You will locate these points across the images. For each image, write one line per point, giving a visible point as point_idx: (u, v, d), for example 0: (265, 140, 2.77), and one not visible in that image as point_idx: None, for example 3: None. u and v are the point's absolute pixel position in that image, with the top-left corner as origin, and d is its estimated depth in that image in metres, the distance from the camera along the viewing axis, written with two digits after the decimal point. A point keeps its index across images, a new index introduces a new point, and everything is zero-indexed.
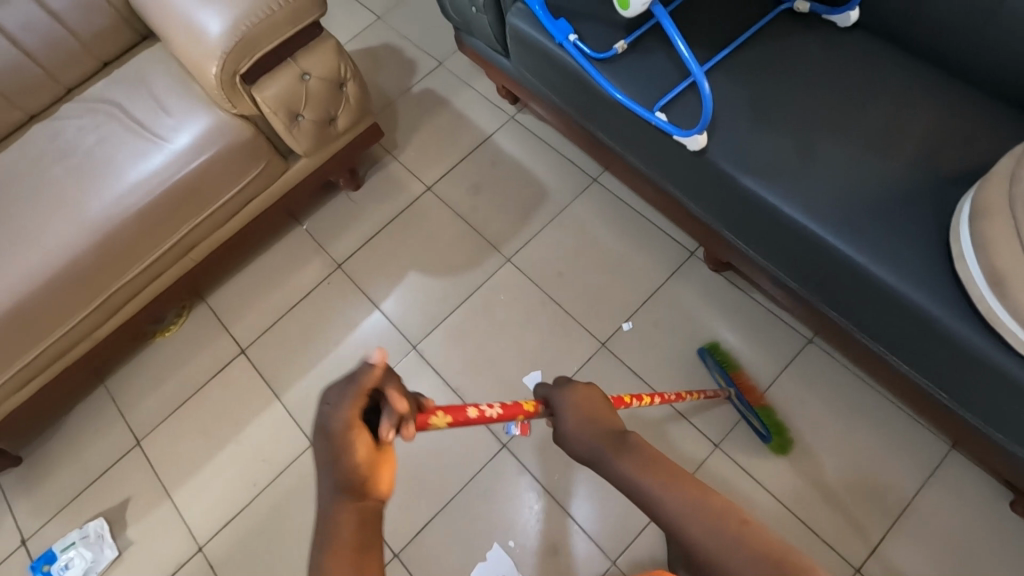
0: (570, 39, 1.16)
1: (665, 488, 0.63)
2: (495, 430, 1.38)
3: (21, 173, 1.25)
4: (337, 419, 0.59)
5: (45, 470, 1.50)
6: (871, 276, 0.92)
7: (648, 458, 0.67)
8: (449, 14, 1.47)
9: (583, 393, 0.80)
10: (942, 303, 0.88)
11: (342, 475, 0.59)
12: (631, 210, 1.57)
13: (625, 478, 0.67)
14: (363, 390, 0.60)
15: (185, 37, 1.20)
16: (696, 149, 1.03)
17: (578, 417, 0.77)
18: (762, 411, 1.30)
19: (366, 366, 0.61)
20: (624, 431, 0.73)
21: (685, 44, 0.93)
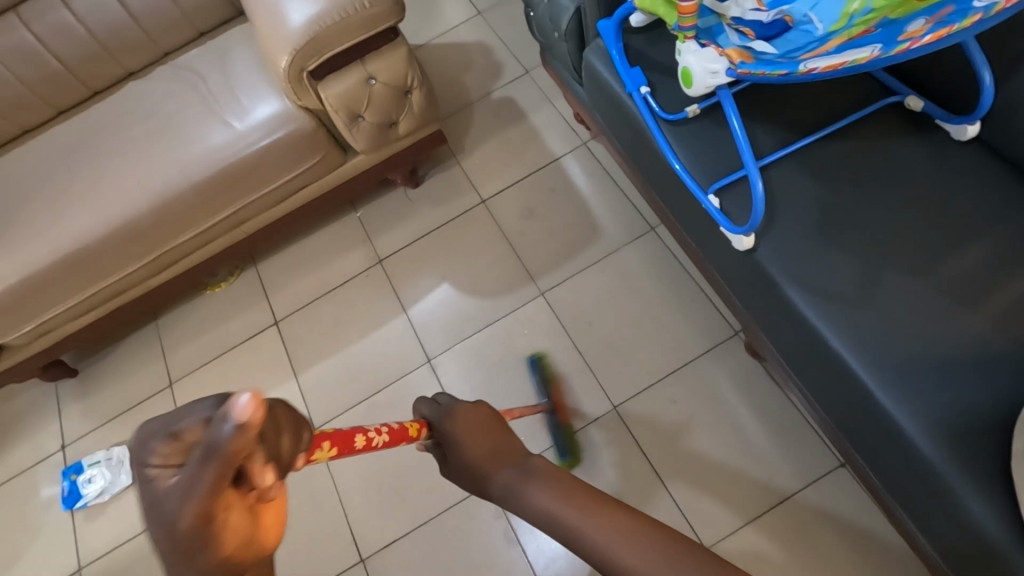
0: (641, 91, 1.07)
1: (588, 517, 0.59)
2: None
3: (110, 127, 1.37)
4: (186, 518, 0.40)
5: (91, 388, 1.66)
6: (890, 422, 0.81)
7: (562, 483, 0.65)
8: (534, 32, 1.40)
9: (477, 414, 0.83)
10: (952, 460, 0.76)
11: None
12: (682, 271, 1.46)
13: (544, 507, 0.63)
14: (225, 469, 0.40)
15: (266, 20, 1.22)
16: (742, 248, 0.94)
17: (474, 444, 0.77)
18: (566, 430, 1.37)
19: (227, 430, 0.40)
20: (524, 451, 0.73)
21: (739, 120, 0.89)
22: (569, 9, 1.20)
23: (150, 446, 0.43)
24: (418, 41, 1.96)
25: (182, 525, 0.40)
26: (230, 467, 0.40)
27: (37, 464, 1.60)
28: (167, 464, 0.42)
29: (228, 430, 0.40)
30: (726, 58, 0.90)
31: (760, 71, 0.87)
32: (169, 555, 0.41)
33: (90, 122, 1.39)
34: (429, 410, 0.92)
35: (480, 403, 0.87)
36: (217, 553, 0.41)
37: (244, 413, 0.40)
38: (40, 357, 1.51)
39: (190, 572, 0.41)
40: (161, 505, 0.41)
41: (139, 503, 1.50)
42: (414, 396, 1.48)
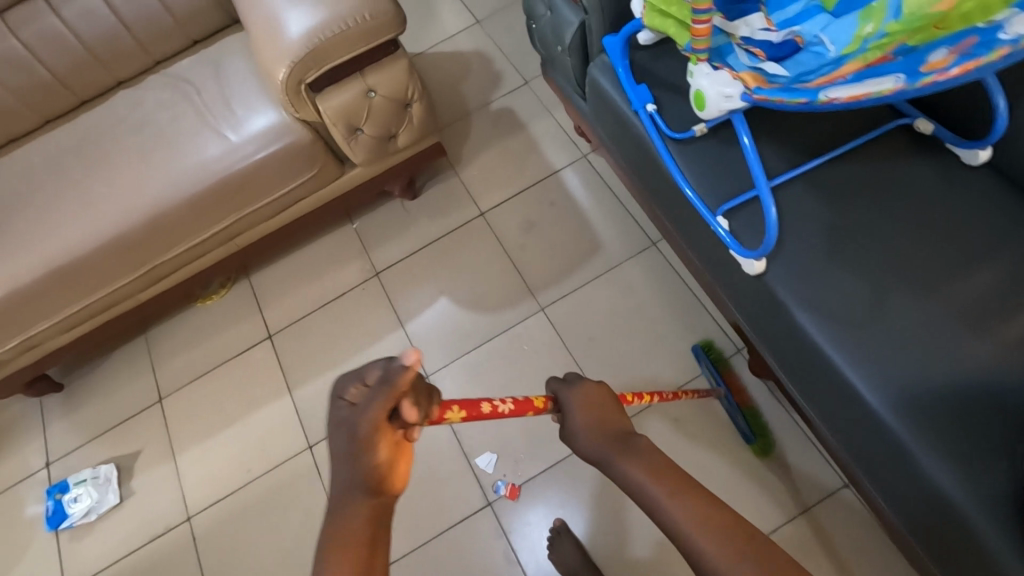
0: (647, 110, 1.05)
1: (668, 498, 0.63)
2: (478, 470, 1.35)
3: (100, 137, 1.33)
4: (366, 422, 0.59)
5: (77, 403, 1.61)
6: (858, 399, 0.83)
7: (654, 460, 0.69)
8: (535, 44, 1.38)
9: (596, 397, 0.80)
10: (921, 434, 0.79)
11: (365, 471, 0.60)
12: (684, 287, 1.45)
13: (634, 481, 0.67)
14: (395, 393, 0.59)
15: (263, 30, 1.18)
16: (752, 272, 0.92)
17: (584, 412, 0.78)
18: (749, 411, 1.29)
19: (398, 367, 0.59)
20: (630, 433, 0.75)
21: (749, 137, 0.89)
22: (573, 23, 1.18)
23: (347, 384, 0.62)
24: (415, 49, 1.93)
25: (361, 425, 0.59)
26: (397, 394, 0.59)
27: (20, 482, 1.54)
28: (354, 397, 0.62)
29: (400, 365, 0.59)
30: (741, 83, 0.91)
31: (778, 97, 0.87)
32: (345, 449, 0.61)
33: (80, 131, 1.35)
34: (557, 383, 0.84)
35: (602, 384, 0.84)
36: (372, 455, 0.60)
37: (409, 356, 0.58)
38: (26, 371, 1.47)
39: (360, 462, 0.60)
40: (348, 413, 0.61)
41: (127, 523, 1.46)
42: None
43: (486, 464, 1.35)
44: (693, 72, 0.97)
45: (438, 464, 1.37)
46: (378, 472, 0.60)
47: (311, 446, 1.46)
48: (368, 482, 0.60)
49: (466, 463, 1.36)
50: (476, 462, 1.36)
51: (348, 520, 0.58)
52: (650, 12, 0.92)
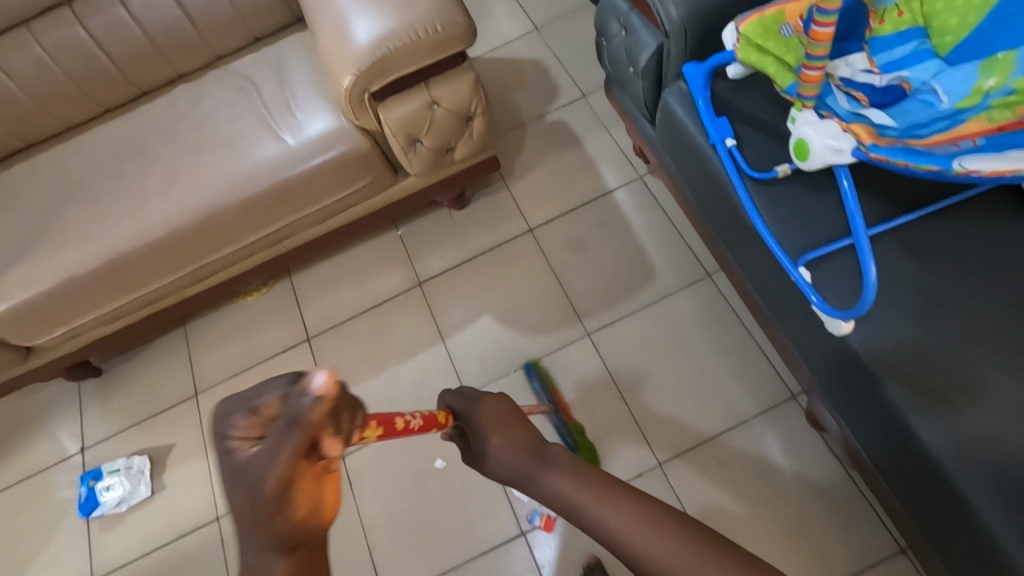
0: (726, 144, 0.99)
1: (599, 503, 0.59)
2: (511, 497, 1.32)
3: (158, 132, 1.32)
4: (273, 474, 0.50)
5: (114, 390, 1.62)
6: (898, 419, 0.83)
7: (579, 468, 0.64)
8: (603, 62, 1.34)
9: (498, 408, 0.77)
10: (917, 413, 0.81)
11: (279, 527, 0.50)
12: (738, 324, 1.40)
13: (559, 493, 0.62)
14: (309, 431, 0.51)
15: (329, 34, 1.15)
16: (836, 332, 0.86)
17: (488, 423, 0.76)
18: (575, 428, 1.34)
19: (307, 403, 0.51)
20: (543, 442, 0.70)
21: (848, 180, 0.82)
22: (650, 47, 1.14)
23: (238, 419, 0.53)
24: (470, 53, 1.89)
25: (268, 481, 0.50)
26: (311, 434, 0.51)
27: (54, 465, 1.55)
28: (248, 434, 0.53)
29: (308, 403, 0.51)
30: (854, 136, 0.81)
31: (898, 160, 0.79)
32: (251, 509, 0.51)
33: (137, 123, 1.34)
34: (452, 399, 0.88)
35: (505, 395, 0.81)
36: (291, 510, 0.51)
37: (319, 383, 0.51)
38: (68, 358, 1.47)
39: (272, 520, 0.50)
40: (251, 465, 0.51)
41: (156, 517, 1.46)
42: None
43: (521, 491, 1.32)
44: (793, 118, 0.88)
45: (471, 488, 1.34)
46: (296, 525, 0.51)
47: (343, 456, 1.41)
48: (287, 539, 0.50)
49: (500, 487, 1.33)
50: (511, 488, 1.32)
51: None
52: (745, 47, 0.89)
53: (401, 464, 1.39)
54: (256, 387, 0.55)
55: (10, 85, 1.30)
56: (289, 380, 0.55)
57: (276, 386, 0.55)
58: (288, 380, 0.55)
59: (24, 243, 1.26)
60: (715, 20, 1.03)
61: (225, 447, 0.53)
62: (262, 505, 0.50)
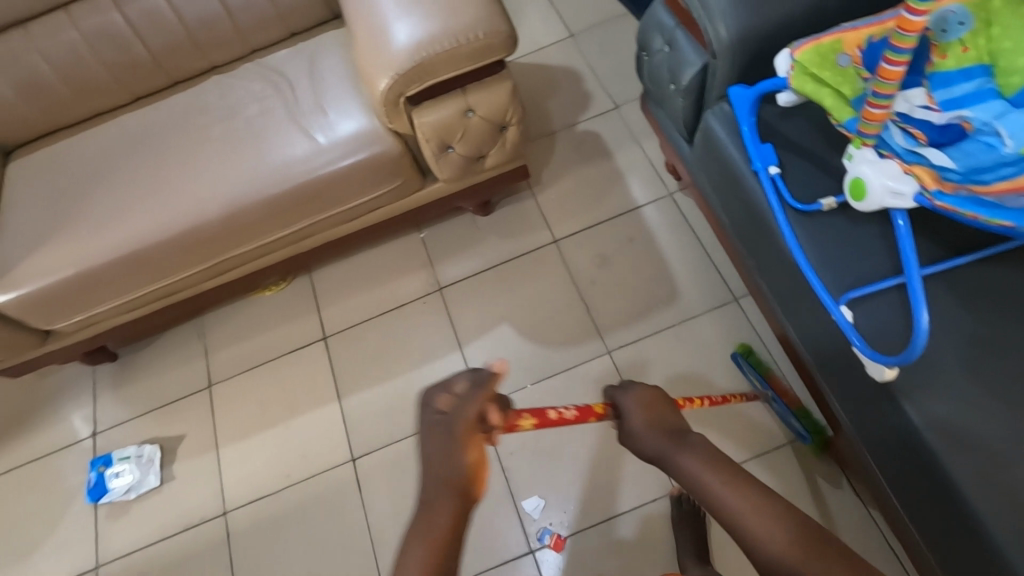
0: (769, 172, 0.96)
1: (725, 486, 0.69)
2: (522, 514, 1.30)
3: (187, 123, 1.31)
4: (465, 421, 0.66)
5: (128, 377, 1.62)
6: (938, 473, 0.80)
7: (709, 451, 0.74)
8: (642, 76, 1.31)
9: (646, 394, 0.83)
10: (961, 469, 0.78)
11: (458, 468, 0.65)
12: (764, 352, 1.37)
13: (692, 474, 0.72)
14: (489, 399, 0.68)
15: (367, 36, 1.14)
16: (879, 378, 0.82)
17: (641, 412, 0.80)
18: (803, 413, 1.25)
19: (489, 373, 0.71)
20: (684, 428, 0.79)
21: (903, 220, 0.82)
22: (695, 65, 1.10)
23: (434, 394, 0.69)
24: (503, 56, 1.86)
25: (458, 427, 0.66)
26: (488, 399, 0.68)
27: (65, 448, 1.56)
28: (444, 405, 0.68)
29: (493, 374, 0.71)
30: (916, 181, 0.81)
31: (960, 210, 0.81)
32: (438, 450, 0.66)
33: (168, 113, 1.33)
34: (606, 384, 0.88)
35: (653, 385, 0.85)
36: (466, 453, 0.65)
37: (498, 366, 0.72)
38: (84, 344, 1.47)
39: (455, 458, 0.65)
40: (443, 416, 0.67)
41: (164, 508, 1.45)
42: None
43: (531, 508, 1.30)
44: (851, 154, 0.86)
45: (481, 501, 1.32)
46: (470, 472, 0.65)
47: (354, 459, 1.43)
48: (461, 477, 0.64)
49: (512, 503, 1.31)
50: (520, 505, 1.30)
51: (442, 511, 0.63)
52: (799, 76, 0.88)
53: None
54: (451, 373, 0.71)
55: (43, 67, 1.29)
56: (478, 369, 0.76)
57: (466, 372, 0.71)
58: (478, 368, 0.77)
59: (49, 228, 1.25)
60: (766, 43, 1.00)
61: (427, 408, 0.69)
62: (446, 445, 0.65)
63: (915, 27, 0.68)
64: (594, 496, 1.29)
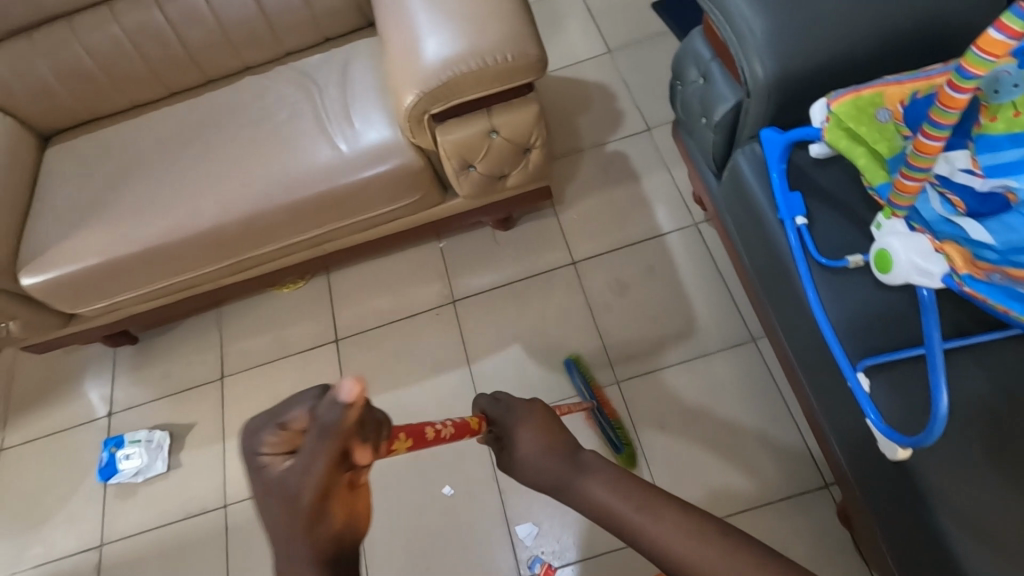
0: (795, 223, 0.93)
1: (637, 512, 0.58)
2: (515, 538, 1.28)
3: (218, 123, 1.32)
4: (308, 487, 0.50)
5: (146, 361, 1.66)
6: (949, 562, 0.75)
7: (616, 474, 0.63)
8: (675, 105, 1.28)
9: (535, 414, 0.76)
10: (973, 560, 0.74)
11: (320, 541, 0.50)
12: (777, 396, 1.34)
13: (597, 501, 0.61)
14: (336, 443, 0.51)
15: (397, 49, 1.13)
16: (892, 455, 0.78)
17: (529, 438, 0.72)
18: (617, 426, 1.33)
19: (338, 406, 0.52)
20: (579, 448, 0.68)
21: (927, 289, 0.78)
22: (728, 101, 1.07)
23: (266, 433, 0.55)
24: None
25: (304, 494, 0.50)
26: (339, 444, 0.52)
27: (82, 425, 1.61)
28: (277, 450, 0.55)
29: (341, 410, 0.52)
30: (948, 261, 0.75)
31: (983, 297, 0.76)
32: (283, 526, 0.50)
33: (199, 110, 1.35)
34: (486, 404, 0.87)
35: (537, 402, 0.80)
36: (326, 524, 0.50)
37: (350, 390, 0.52)
38: (107, 327, 1.51)
39: (312, 533, 0.50)
40: (285, 479, 0.52)
41: (169, 494, 1.49)
42: (460, 457, 1.37)
43: (524, 533, 1.29)
44: (879, 225, 0.84)
45: (474, 521, 1.31)
46: (338, 536, 0.51)
47: None
48: (322, 556, 0.49)
49: (505, 526, 1.30)
50: (513, 530, 1.29)
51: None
52: (834, 129, 0.84)
53: (409, 485, 1.37)
54: (283, 401, 0.56)
55: (83, 59, 1.32)
56: (317, 393, 0.57)
57: (309, 397, 0.56)
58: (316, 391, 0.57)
59: (78, 216, 1.28)
60: (808, 86, 0.95)
61: (255, 464, 0.54)
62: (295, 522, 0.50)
63: (959, 104, 0.60)
64: (590, 528, 1.27)
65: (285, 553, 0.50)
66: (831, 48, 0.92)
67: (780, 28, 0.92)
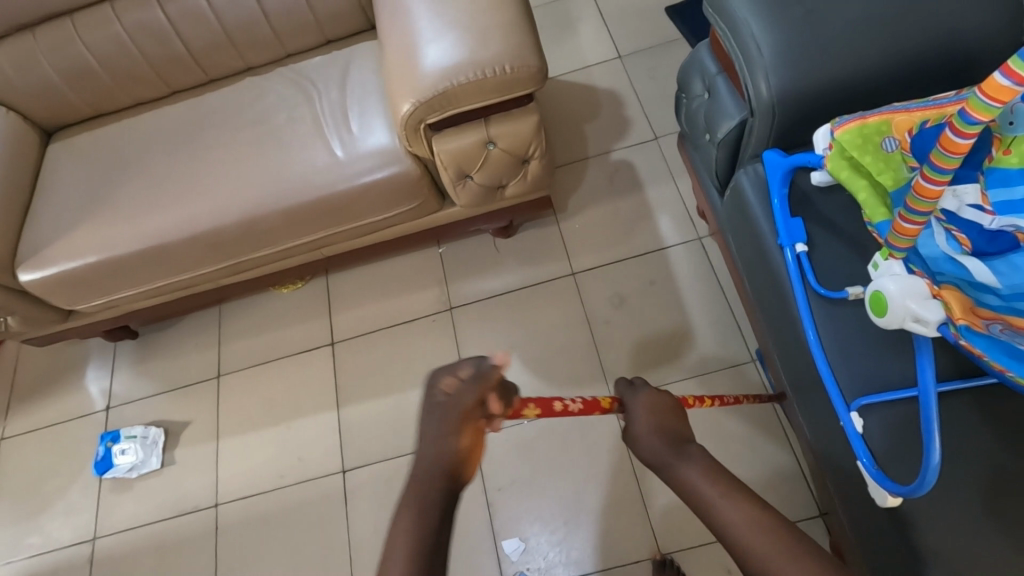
0: (795, 250, 0.89)
1: (720, 497, 0.62)
2: (501, 553, 1.27)
3: (218, 123, 1.32)
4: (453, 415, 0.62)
5: (145, 356, 1.67)
6: None
7: (711, 462, 0.66)
8: (680, 118, 1.24)
9: (653, 397, 0.77)
10: None
11: (447, 451, 0.61)
12: (775, 420, 1.31)
13: (688, 484, 0.65)
14: (483, 392, 0.62)
15: (395, 55, 1.10)
16: (883, 501, 0.76)
17: (646, 415, 0.74)
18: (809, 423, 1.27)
19: (490, 364, 0.63)
20: (688, 438, 0.71)
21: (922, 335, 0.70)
22: (733, 118, 1.03)
23: (436, 376, 0.65)
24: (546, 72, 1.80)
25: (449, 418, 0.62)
26: (487, 392, 0.62)
27: (80, 418, 1.62)
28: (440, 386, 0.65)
29: (493, 366, 0.63)
30: (944, 308, 0.68)
31: (981, 351, 0.69)
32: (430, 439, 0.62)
33: (200, 111, 1.35)
34: (622, 389, 0.80)
35: (665, 390, 0.79)
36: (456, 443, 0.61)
37: (500, 357, 0.63)
38: (107, 322, 1.52)
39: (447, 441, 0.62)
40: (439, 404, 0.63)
41: (163, 491, 1.50)
42: None
43: (510, 549, 1.27)
44: (877, 264, 0.77)
45: (462, 534, 1.30)
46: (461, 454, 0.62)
47: (345, 471, 1.44)
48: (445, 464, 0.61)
49: (492, 541, 1.29)
50: (500, 545, 1.28)
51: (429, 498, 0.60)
52: (836, 157, 0.82)
53: None
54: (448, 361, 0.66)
55: (86, 57, 1.32)
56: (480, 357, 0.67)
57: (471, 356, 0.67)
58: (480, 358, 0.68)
59: (77, 215, 1.28)
60: (811, 109, 0.91)
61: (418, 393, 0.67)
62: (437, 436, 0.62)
63: (961, 149, 0.57)
64: (577, 547, 1.26)
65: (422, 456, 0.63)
66: (840, 70, 0.87)
67: (784, 45, 0.88)
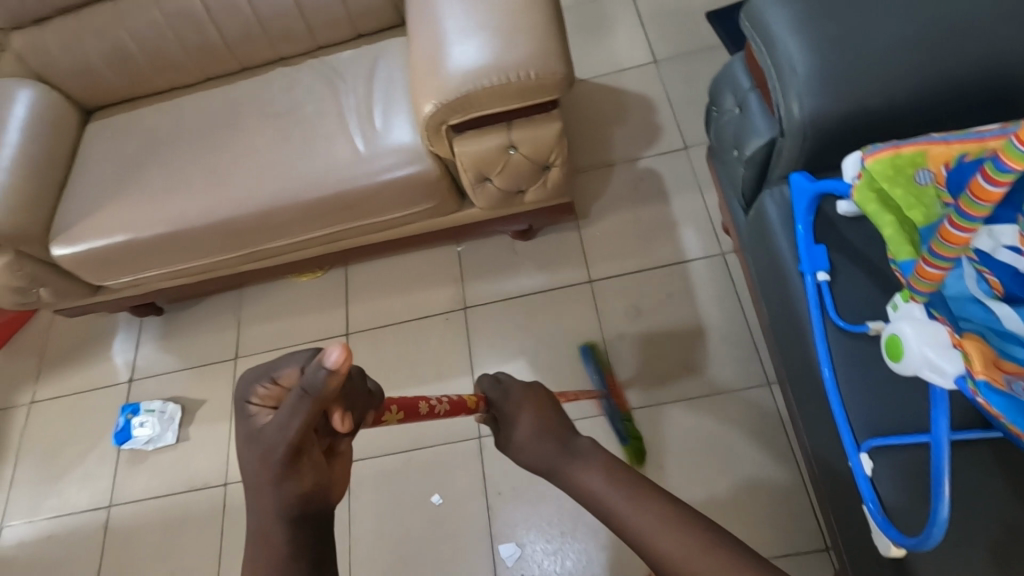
0: (816, 279, 0.86)
1: (626, 500, 0.56)
2: (497, 557, 1.27)
3: (246, 112, 1.34)
4: (284, 444, 0.52)
5: (167, 333, 1.72)
6: None
7: (609, 462, 0.62)
8: (709, 131, 1.21)
9: (530, 396, 0.77)
10: None
11: (293, 487, 0.53)
12: (786, 447, 1.27)
13: (589, 489, 0.60)
14: (316, 407, 0.52)
15: (421, 53, 1.10)
16: (887, 550, 0.73)
17: (525, 422, 0.73)
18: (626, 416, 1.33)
19: (322, 375, 0.51)
20: (574, 433, 0.69)
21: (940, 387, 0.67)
22: (762, 137, 0.98)
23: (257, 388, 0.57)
24: (577, 74, 1.78)
25: (281, 448, 0.52)
26: (321, 406, 0.53)
27: (104, 388, 1.68)
28: (266, 401, 0.58)
29: (322, 376, 0.51)
30: (963, 361, 0.64)
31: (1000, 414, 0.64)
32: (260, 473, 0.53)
33: (230, 99, 1.37)
34: (487, 384, 0.87)
35: (539, 389, 0.80)
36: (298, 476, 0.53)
37: (333, 361, 0.51)
38: (134, 299, 1.57)
39: (282, 485, 0.53)
40: (265, 431, 0.54)
41: (176, 465, 1.55)
42: (452, 468, 1.37)
43: (505, 554, 1.27)
44: (898, 304, 0.75)
45: (460, 535, 1.31)
46: (304, 493, 0.54)
47: None
48: (298, 498, 0.53)
49: (488, 544, 1.29)
50: (495, 549, 1.28)
51: (274, 546, 0.51)
52: (864, 188, 0.78)
53: (397, 489, 1.37)
54: (276, 358, 0.58)
55: (126, 41, 1.36)
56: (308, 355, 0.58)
57: (296, 358, 0.58)
58: (307, 356, 0.58)
59: (107, 194, 1.32)
60: (845, 132, 0.87)
61: (244, 411, 0.58)
62: (268, 470, 0.53)
63: (992, 197, 0.55)
64: (572, 558, 1.25)
65: (258, 498, 0.53)
66: (878, 94, 0.83)
67: (819, 65, 0.85)
